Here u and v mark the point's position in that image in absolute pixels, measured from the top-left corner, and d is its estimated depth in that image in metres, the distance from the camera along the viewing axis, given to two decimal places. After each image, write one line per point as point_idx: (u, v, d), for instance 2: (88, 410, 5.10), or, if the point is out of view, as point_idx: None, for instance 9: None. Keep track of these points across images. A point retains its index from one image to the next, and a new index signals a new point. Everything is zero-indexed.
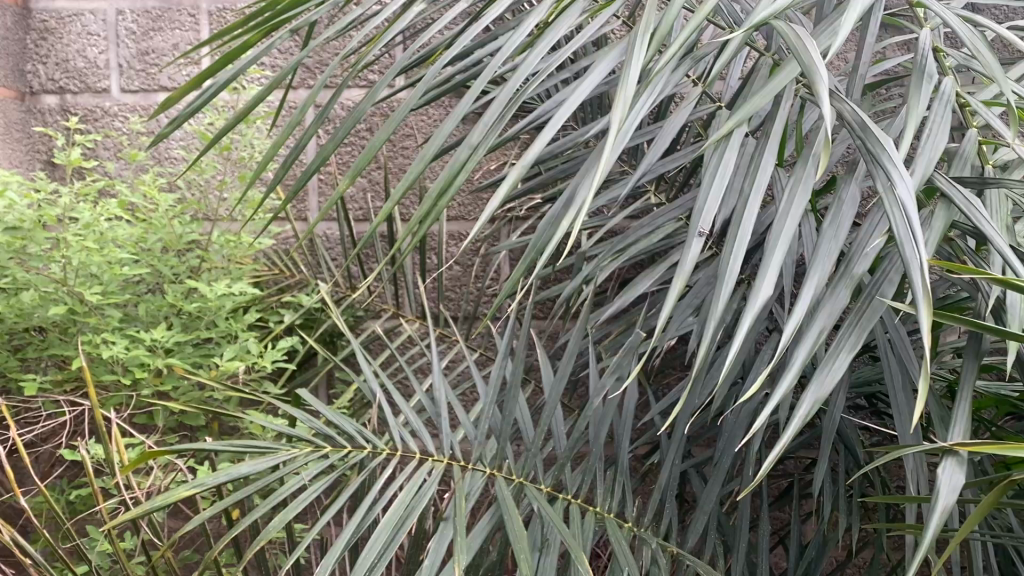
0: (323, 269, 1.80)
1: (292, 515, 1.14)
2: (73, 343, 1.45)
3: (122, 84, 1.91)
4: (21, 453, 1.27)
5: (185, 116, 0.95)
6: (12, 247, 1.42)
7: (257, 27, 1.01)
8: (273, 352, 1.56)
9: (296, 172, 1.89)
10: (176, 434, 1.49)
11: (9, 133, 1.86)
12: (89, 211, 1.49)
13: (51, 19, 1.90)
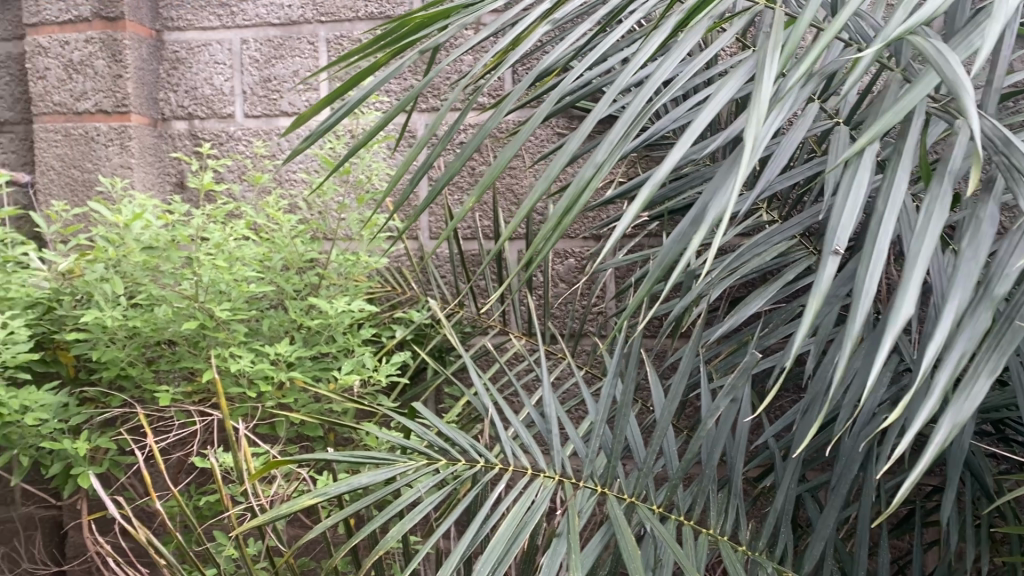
0: (434, 287, 1.84)
1: (410, 527, 1.17)
2: (203, 356, 1.52)
3: (246, 110, 2.01)
4: (156, 460, 1.35)
5: (318, 135, 0.99)
6: (148, 266, 1.52)
7: (385, 48, 1.04)
8: (388, 366, 1.61)
9: (408, 192, 1.94)
10: (296, 444, 1.56)
11: (144, 157, 1.98)
12: (220, 232, 1.57)
13: (182, 49, 2.02)
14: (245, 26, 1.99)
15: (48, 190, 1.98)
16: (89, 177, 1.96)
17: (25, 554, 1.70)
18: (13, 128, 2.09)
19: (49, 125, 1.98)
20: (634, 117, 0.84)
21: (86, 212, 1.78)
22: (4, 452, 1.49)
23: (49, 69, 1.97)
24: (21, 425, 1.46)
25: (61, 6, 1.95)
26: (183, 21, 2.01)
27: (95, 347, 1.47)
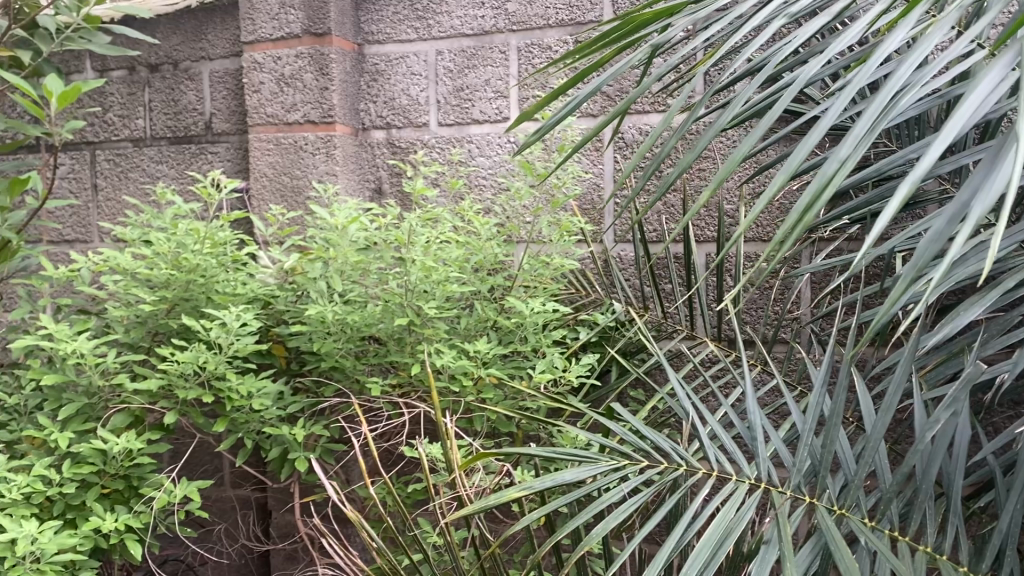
0: (620, 290, 1.85)
1: (616, 523, 1.18)
2: (409, 351, 1.61)
3: (439, 118, 2.10)
4: (368, 446, 1.42)
5: (547, 130, 1.04)
6: (359, 265, 1.64)
7: (613, 44, 1.06)
8: (580, 367, 1.64)
9: (595, 196, 1.97)
10: (492, 440, 1.61)
11: (347, 165, 2.11)
12: (426, 235, 1.66)
13: (382, 62, 2.13)
14: (440, 37, 2.07)
15: (261, 195, 2.14)
16: (299, 184, 2.10)
17: (241, 531, 1.84)
18: (230, 138, 2.27)
19: (263, 136, 2.13)
20: (886, 102, 0.75)
21: (300, 216, 1.91)
22: (231, 435, 1.63)
23: (264, 83, 2.12)
24: (246, 411, 1.59)
25: (275, 24, 2.09)
26: (383, 34, 2.12)
27: (316, 341, 1.59)
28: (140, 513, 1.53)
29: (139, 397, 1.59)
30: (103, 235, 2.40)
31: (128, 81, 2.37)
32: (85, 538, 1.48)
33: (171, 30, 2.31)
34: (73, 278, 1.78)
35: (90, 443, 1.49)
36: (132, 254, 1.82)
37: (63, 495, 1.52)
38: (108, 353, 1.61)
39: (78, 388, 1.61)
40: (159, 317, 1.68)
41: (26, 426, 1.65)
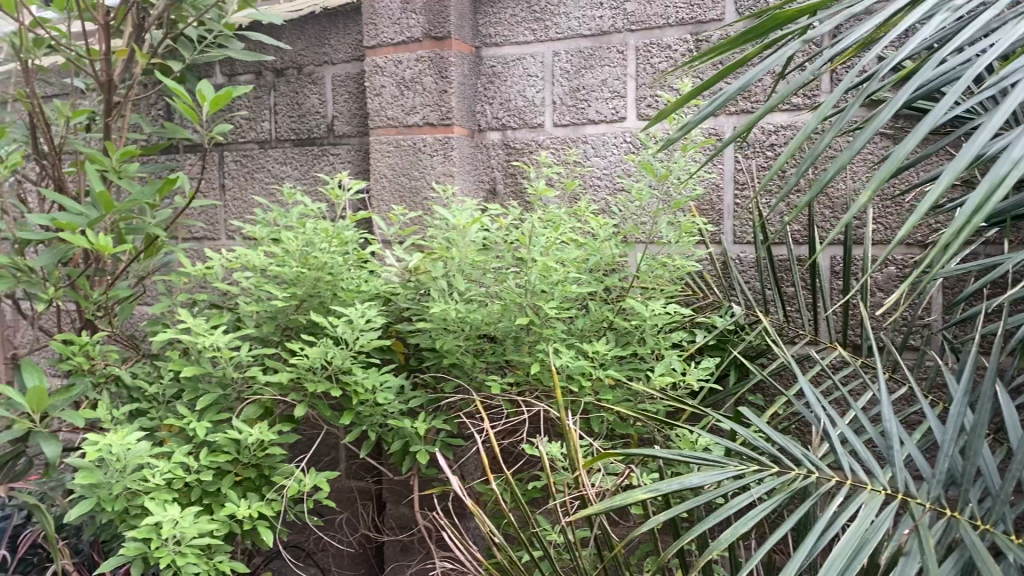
0: (739, 293, 1.82)
1: (746, 529, 1.15)
2: (529, 351, 1.62)
3: (555, 119, 2.10)
4: (492, 443, 1.44)
5: (693, 124, 1.02)
6: (478, 264, 1.67)
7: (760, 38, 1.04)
8: (700, 370, 1.62)
9: (713, 195, 1.94)
10: (610, 440, 1.61)
11: (464, 165, 2.14)
12: (547, 236, 1.67)
13: (499, 64, 2.15)
14: (558, 39, 2.08)
15: (380, 196, 2.20)
16: (417, 185, 2.15)
17: (359, 521, 1.89)
18: (351, 140, 2.34)
19: (383, 137, 2.18)
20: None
21: (420, 216, 1.96)
22: (355, 427, 1.68)
23: (384, 86, 2.17)
24: (370, 404, 1.64)
25: (397, 29, 2.14)
26: (501, 37, 2.14)
27: (438, 338, 1.63)
28: (270, 501, 1.60)
29: (270, 389, 1.66)
30: (230, 233, 2.51)
31: (255, 86, 2.46)
32: (221, 523, 1.55)
33: (296, 35, 2.39)
34: (209, 274, 1.88)
35: (226, 432, 1.56)
36: (262, 251, 1.90)
37: (200, 481, 1.60)
38: (242, 346, 1.69)
39: (214, 378, 1.70)
40: (290, 313, 1.76)
41: (166, 413, 1.75)
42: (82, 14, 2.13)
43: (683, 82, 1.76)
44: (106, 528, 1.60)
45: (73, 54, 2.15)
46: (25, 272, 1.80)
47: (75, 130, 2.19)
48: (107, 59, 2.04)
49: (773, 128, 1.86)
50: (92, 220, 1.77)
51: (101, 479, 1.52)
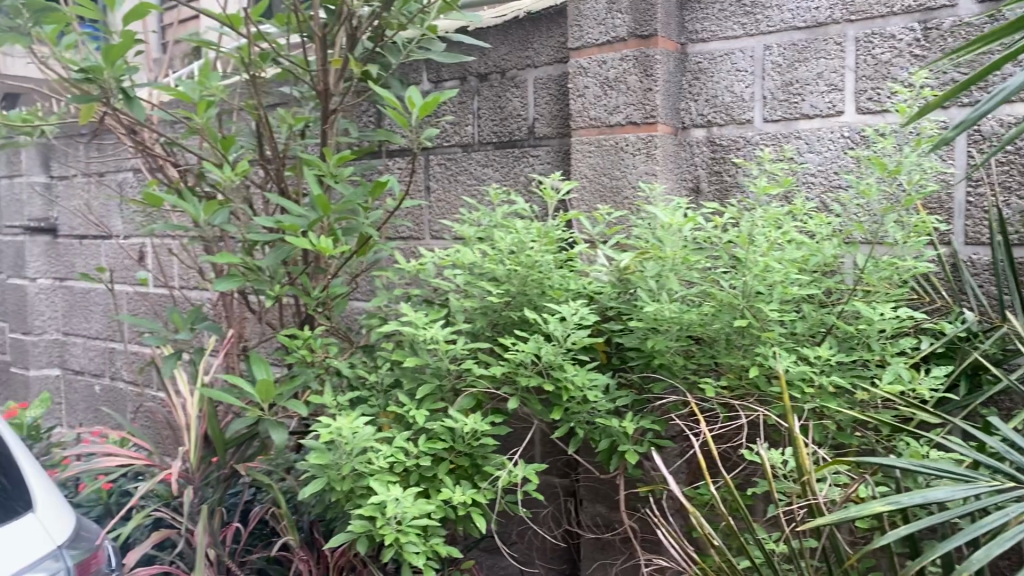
0: (971, 297, 1.70)
1: (1001, 551, 1.08)
2: (748, 354, 1.59)
3: (765, 115, 2.03)
4: (710, 446, 1.42)
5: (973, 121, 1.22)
6: (689, 264, 1.65)
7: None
8: (932, 379, 1.52)
9: (941, 193, 1.82)
10: (831, 449, 1.54)
11: (667, 165, 2.10)
12: (766, 236, 1.62)
13: (705, 60, 2.11)
14: (768, 32, 2.01)
15: (578, 196, 2.18)
16: (618, 184, 2.13)
17: (558, 517, 1.92)
18: (551, 142, 2.35)
19: (585, 138, 2.18)
20: None
21: (625, 215, 1.96)
22: (563, 423, 1.71)
23: (588, 87, 2.17)
24: (578, 401, 1.66)
25: (602, 29, 2.14)
26: (708, 32, 2.10)
27: (650, 337, 1.62)
28: (483, 489, 1.66)
29: (482, 381, 1.72)
30: (433, 234, 2.61)
31: (460, 91, 2.54)
32: (438, 507, 1.62)
33: (500, 39, 2.44)
34: (422, 271, 1.97)
35: (443, 421, 1.64)
36: (473, 249, 1.97)
37: (418, 467, 1.68)
38: (457, 340, 1.76)
39: (431, 369, 1.78)
40: (501, 309, 1.81)
41: (384, 402, 1.85)
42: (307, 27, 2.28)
43: (921, 70, 1.63)
44: (332, 507, 1.72)
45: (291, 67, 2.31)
46: (254, 269, 1.93)
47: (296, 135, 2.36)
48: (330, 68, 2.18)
49: (1015, 118, 1.72)
50: (312, 220, 1.87)
51: (331, 459, 1.63)
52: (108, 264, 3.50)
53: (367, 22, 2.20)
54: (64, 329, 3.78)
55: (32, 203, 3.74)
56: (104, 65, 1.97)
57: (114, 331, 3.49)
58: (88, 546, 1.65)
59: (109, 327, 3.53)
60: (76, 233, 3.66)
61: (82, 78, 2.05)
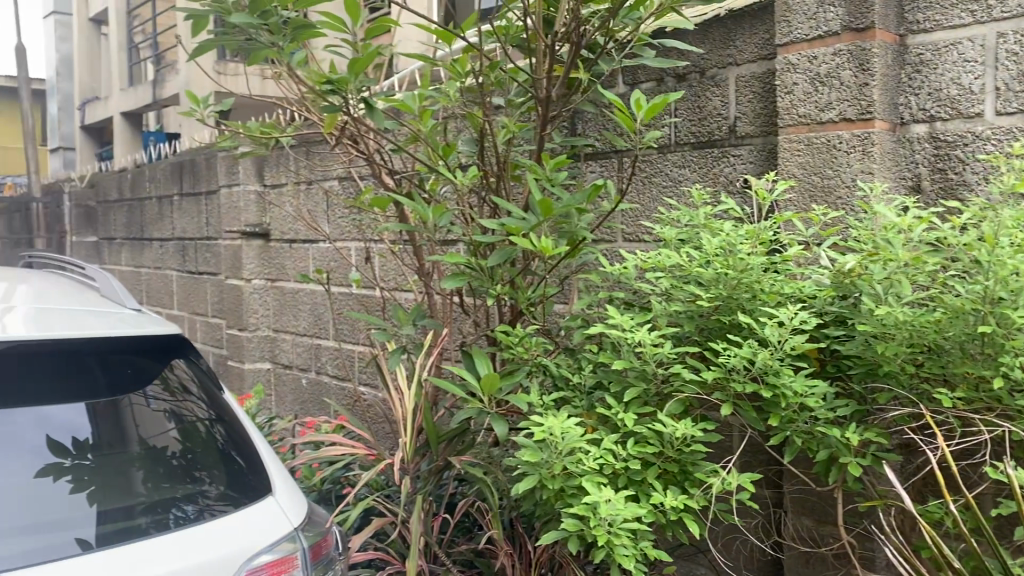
0: None
1: None
2: (987, 363, 1.48)
3: (997, 107, 1.89)
4: (948, 463, 1.34)
5: None
6: (919, 267, 1.56)
7: None
8: None
9: None
10: None
11: (885, 163, 2.00)
12: (1010, 237, 1.51)
13: (928, 51, 1.99)
14: (1003, 18, 1.87)
15: (788, 197, 2.12)
16: (830, 184, 2.04)
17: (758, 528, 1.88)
18: (754, 141, 2.27)
19: (793, 136, 2.11)
20: None
21: (841, 216, 1.89)
22: (778, 432, 1.66)
23: (797, 83, 2.10)
24: (795, 409, 1.61)
25: (813, 23, 2.07)
26: (931, 22, 1.99)
27: (875, 345, 1.54)
28: (694, 496, 1.65)
29: (692, 386, 1.70)
30: (627, 238, 2.56)
31: (657, 92, 2.51)
32: (649, 511, 1.62)
33: (702, 38, 2.40)
34: (625, 273, 1.98)
35: (654, 425, 1.63)
36: (676, 251, 1.96)
37: (627, 470, 1.68)
38: (665, 344, 1.75)
39: (636, 372, 1.78)
40: (709, 314, 1.78)
41: (589, 403, 1.87)
42: (509, 36, 2.35)
43: None
44: (542, 505, 1.75)
45: (509, 73, 2.39)
46: (479, 268, 2.03)
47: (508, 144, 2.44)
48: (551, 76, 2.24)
49: None
50: (533, 223, 1.91)
51: (543, 458, 1.66)
52: (315, 267, 3.78)
53: (594, 29, 2.21)
54: (275, 326, 4.12)
55: (247, 210, 4.16)
56: (352, 76, 2.14)
57: (323, 328, 3.76)
58: (319, 530, 1.82)
59: (316, 325, 3.81)
60: (286, 237, 3.97)
61: (328, 90, 2.23)
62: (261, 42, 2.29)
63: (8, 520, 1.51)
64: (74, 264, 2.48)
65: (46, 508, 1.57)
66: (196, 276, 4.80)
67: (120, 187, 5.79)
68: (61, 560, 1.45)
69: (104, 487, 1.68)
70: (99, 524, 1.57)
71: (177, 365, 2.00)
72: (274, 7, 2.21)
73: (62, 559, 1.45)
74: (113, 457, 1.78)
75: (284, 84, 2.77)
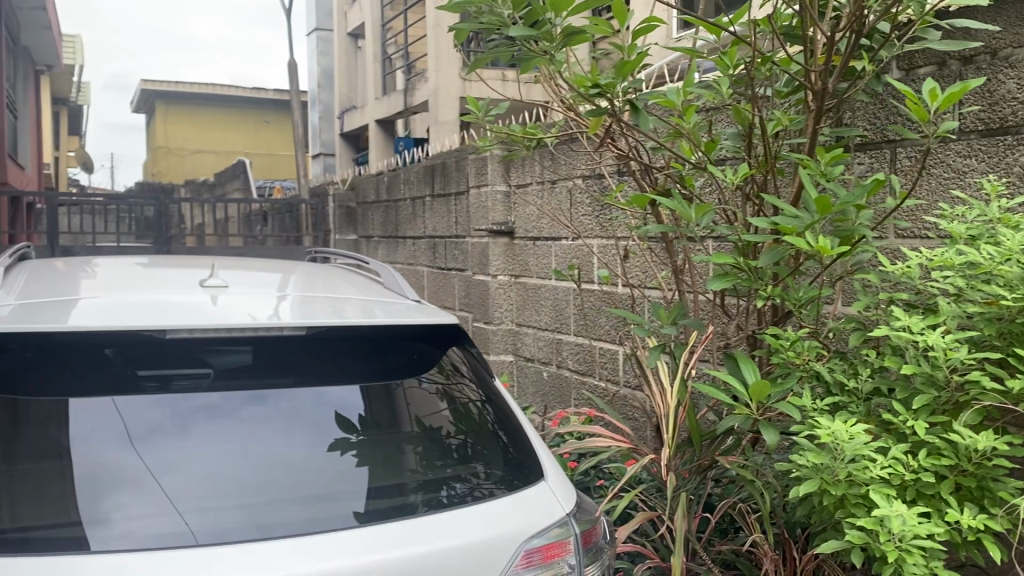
0: None
1: None
2: None
3: None
4: None
5: None
6: None
7: None
8: None
9: None
10: None
11: None
12: None
13: None
14: None
15: None
16: None
17: None
18: None
19: None
20: None
21: None
22: None
23: None
24: None
25: None
26: None
27: None
28: (997, 516, 1.52)
29: (991, 396, 1.57)
30: (900, 235, 2.40)
31: (939, 77, 2.33)
32: (945, 530, 1.52)
33: (994, 17, 2.20)
34: (908, 273, 1.86)
35: (949, 436, 1.52)
36: (967, 248, 1.82)
37: (916, 482, 1.59)
38: (959, 349, 1.63)
39: (925, 377, 1.66)
40: (1012, 318, 1.63)
41: (867, 409, 1.78)
42: (790, 29, 2.30)
43: None
44: (818, 512, 1.69)
45: (781, 65, 2.32)
46: (748, 268, 1.94)
47: (774, 137, 2.39)
48: (827, 66, 2.11)
49: None
50: (810, 222, 1.82)
51: (825, 461, 1.60)
52: (560, 264, 3.88)
53: (878, 18, 2.07)
54: (519, 320, 4.28)
55: (495, 210, 4.34)
56: (619, 78, 2.17)
57: (565, 323, 3.85)
58: (589, 518, 1.86)
59: (557, 321, 3.91)
60: (530, 235, 4.11)
61: (596, 93, 2.25)
62: (534, 51, 2.36)
63: (304, 490, 1.69)
64: (356, 259, 2.71)
65: (334, 481, 1.73)
66: (444, 271, 5.09)
67: (377, 189, 6.27)
68: (348, 529, 1.59)
69: (382, 463, 1.84)
70: (378, 498, 1.71)
71: (453, 350, 2.12)
72: (547, 16, 2.29)
73: (350, 527, 1.59)
74: (392, 433, 1.94)
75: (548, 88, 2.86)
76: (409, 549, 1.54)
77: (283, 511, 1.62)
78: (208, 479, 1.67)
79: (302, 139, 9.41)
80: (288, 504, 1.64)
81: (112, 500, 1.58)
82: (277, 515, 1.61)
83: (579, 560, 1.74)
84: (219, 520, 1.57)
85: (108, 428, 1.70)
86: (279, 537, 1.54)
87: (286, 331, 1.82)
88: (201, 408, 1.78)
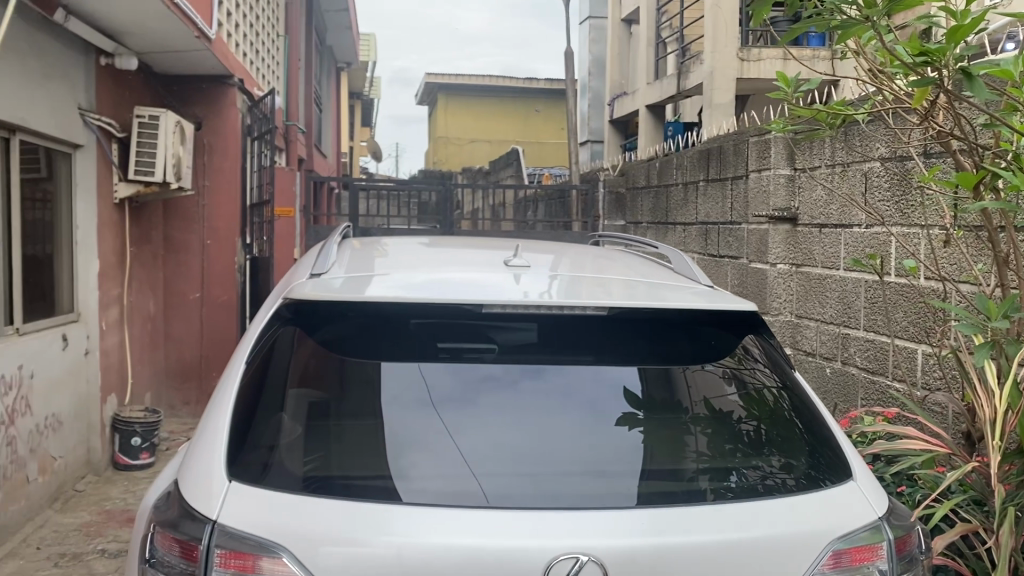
0: None
1: None
2: None
3: None
4: None
5: None
6: None
7: None
8: None
9: None
10: None
11: None
12: None
13: None
14: None
15: None
16: None
17: None
18: None
19: None
20: None
21: None
22: None
23: None
24: None
25: None
26: None
27: None
28: None
29: None
30: None
31: None
32: None
33: None
34: None
35: None
36: None
37: None
38: None
39: None
40: None
41: None
42: None
43: None
44: None
45: None
46: None
47: None
48: None
49: None
50: None
51: None
52: (849, 254, 3.65)
53: None
54: (799, 311, 4.09)
55: (777, 194, 4.14)
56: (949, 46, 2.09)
57: (853, 317, 3.62)
58: (903, 526, 1.73)
59: (845, 314, 3.69)
60: (816, 221, 3.90)
61: (923, 62, 2.20)
62: (853, 20, 2.31)
63: (588, 466, 1.73)
64: (641, 243, 2.72)
65: (619, 462, 1.76)
66: (717, 258, 4.98)
67: (649, 174, 6.25)
68: (630, 508, 1.59)
69: (667, 446, 1.84)
70: (661, 483, 1.71)
71: (749, 338, 2.05)
72: None
73: (632, 507, 1.60)
74: (676, 418, 1.93)
75: (859, 62, 2.72)
76: (701, 537, 1.51)
77: (567, 484, 1.67)
78: (501, 446, 1.75)
79: (573, 125, 9.59)
80: (571, 477, 1.69)
81: (408, 457, 1.70)
82: (563, 488, 1.65)
83: (892, 567, 1.62)
84: (511, 485, 1.64)
85: (413, 395, 1.82)
86: (565, 509, 1.58)
87: (588, 310, 1.83)
88: (489, 378, 1.86)
